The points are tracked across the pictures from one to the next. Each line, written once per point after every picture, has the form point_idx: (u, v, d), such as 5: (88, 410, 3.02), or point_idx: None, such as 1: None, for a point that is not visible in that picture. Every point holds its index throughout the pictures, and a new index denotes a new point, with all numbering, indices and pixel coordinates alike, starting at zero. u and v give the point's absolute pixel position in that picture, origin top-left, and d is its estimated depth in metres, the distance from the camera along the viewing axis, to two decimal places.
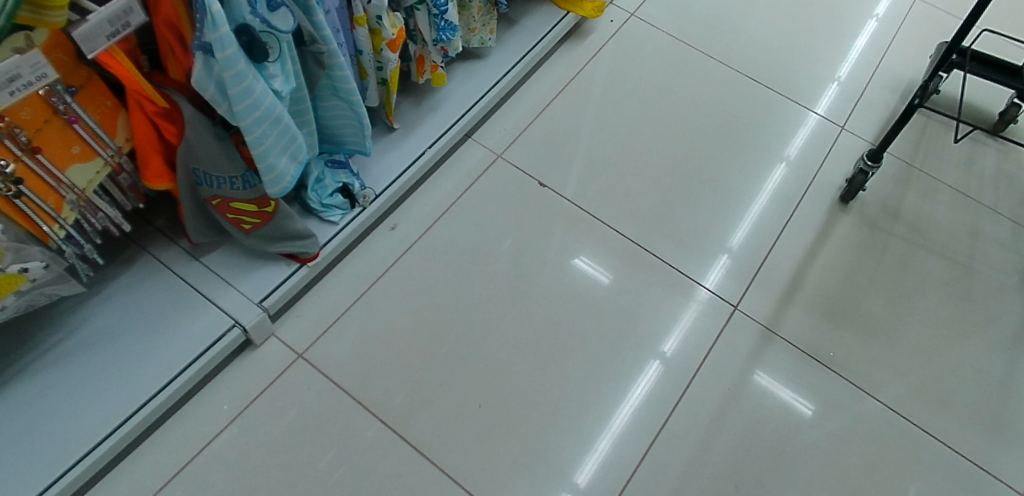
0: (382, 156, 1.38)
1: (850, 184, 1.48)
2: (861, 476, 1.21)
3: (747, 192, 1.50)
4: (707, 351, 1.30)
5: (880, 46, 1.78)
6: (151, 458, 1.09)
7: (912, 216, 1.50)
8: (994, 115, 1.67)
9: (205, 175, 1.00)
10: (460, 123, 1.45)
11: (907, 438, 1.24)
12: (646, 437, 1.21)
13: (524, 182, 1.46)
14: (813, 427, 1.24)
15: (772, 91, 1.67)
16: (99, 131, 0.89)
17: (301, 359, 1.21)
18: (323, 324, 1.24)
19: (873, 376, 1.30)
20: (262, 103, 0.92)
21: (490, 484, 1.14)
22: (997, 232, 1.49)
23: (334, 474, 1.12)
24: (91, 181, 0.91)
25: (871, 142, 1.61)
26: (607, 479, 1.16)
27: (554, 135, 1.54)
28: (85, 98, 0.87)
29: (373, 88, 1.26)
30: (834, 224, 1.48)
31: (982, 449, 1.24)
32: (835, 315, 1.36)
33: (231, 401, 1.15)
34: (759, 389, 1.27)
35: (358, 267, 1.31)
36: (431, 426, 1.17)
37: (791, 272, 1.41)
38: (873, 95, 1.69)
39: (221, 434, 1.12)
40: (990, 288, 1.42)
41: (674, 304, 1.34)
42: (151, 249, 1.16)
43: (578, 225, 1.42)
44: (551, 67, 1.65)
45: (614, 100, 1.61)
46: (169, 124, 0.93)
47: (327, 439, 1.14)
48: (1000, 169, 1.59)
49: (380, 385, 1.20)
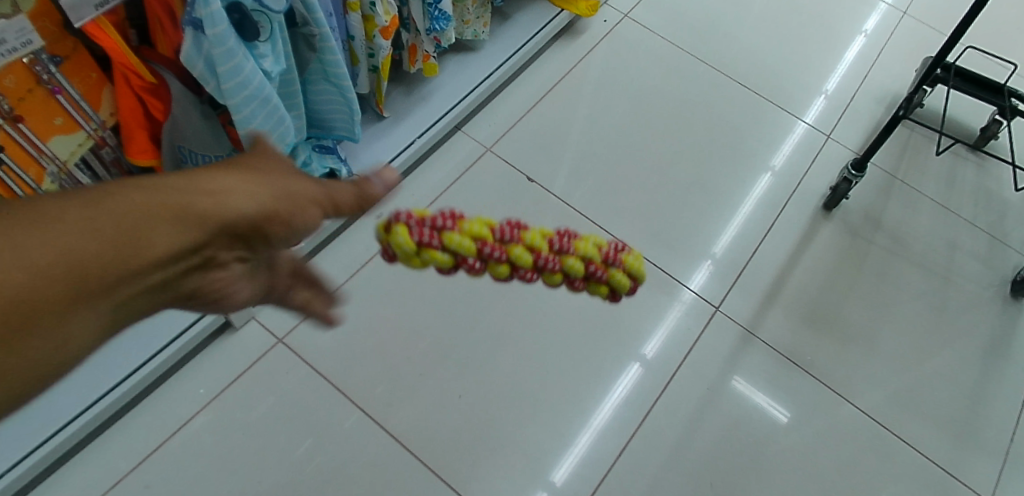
0: (371, 144, 1.38)
1: (834, 192, 1.49)
2: (833, 480, 1.22)
3: (733, 196, 1.51)
4: (688, 351, 1.31)
5: (867, 57, 1.80)
6: (124, 437, 1.08)
7: (893, 226, 1.52)
8: (976, 130, 1.70)
9: (190, 153, 0.99)
10: (451, 115, 1.45)
11: (881, 444, 1.26)
12: (624, 434, 1.21)
13: (512, 176, 1.46)
14: (789, 431, 1.26)
15: (761, 98, 1.68)
16: (82, 103, 0.88)
17: (281, 344, 1.20)
18: (304, 310, 1.24)
19: (851, 382, 1.32)
20: (250, 82, 0.91)
21: (467, 476, 1.14)
22: (975, 245, 1.52)
23: (311, 463, 1.11)
24: (73, 153, 0.91)
25: (855, 152, 1.63)
26: (584, 475, 1.17)
27: (544, 131, 1.54)
28: (69, 70, 0.85)
29: (364, 74, 1.25)
30: (817, 230, 1.49)
31: (952, 456, 1.26)
32: (814, 320, 1.38)
33: (208, 385, 1.14)
34: (737, 393, 1.28)
35: (342, 254, 1.31)
36: (411, 416, 1.17)
37: (774, 276, 1.42)
38: (860, 105, 1.71)
39: (196, 418, 1.11)
40: (965, 299, 1.44)
41: (659, 304, 1.35)
42: None
43: (564, 222, 1.42)
44: (543, 64, 1.65)
45: (606, 100, 1.62)
46: (155, 100, 0.92)
47: (305, 427, 1.13)
48: (980, 184, 1.61)
49: (360, 374, 1.19)
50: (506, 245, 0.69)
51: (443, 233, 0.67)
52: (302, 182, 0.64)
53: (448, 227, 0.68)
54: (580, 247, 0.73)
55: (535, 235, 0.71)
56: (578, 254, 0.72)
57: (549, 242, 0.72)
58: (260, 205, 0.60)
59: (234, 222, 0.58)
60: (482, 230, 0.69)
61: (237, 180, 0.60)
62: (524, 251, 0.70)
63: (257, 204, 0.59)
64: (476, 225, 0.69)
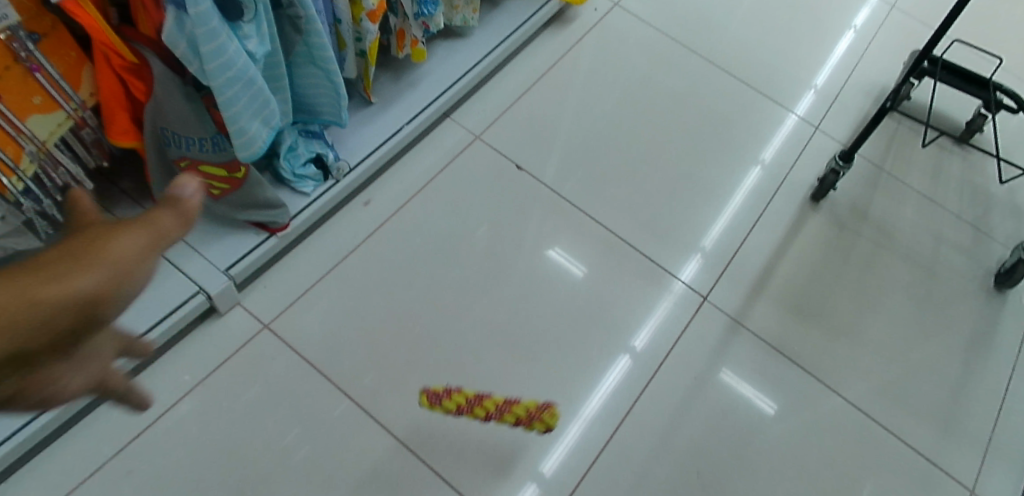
0: (358, 130, 1.37)
1: (821, 183, 1.49)
2: (820, 470, 1.23)
3: (722, 187, 1.52)
4: (675, 340, 1.31)
5: (856, 50, 1.81)
6: (106, 423, 1.07)
7: (880, 217, 1.53)
8: (962, 123, 1.70)
9: (173, 135, 0.98)
10: (439, 102, 1.44)
11: (866, 434, 1.27)
12: (612, 422, 1.21)
13: (501, 165, 1.45)
14: (775, 420, 1.26)
15: (750, 88, 1.69)
16: (62, 82, 0.87)
17: (266, 330, 1.19)
18: (291, 297, 1.23)
19: (836, 372, 1.33)
20: (234, 64, 0.90)
21: (454, 464, 1.14)
22: (961, 238, 1.53)
23: (298, 452, 1.10)
24: (53, 134, 0.89)
25: (843, 143, 1.63)
26: (572, 464, 1.17)
27: (533, 120, 1.53)
28: (48, 48, 0.84)
29: (351, 59, 1.24)
30: (804, 221, 1.50)
31: (936, 447, 1.27)
32: (801, 310, 1.39)
33: (193, 371, 1.13)
34: (724, 384, 1.28)
35: (329, 241, 1.30)
36: (398, 404, 1.17)
37: (761, 267, 1.42)
38: (849, 98, 1.71)
39: (180, 404, 1.10)
40: (950, 291, 1.45)
41: (647, 294, 1.35)
42: (113, 210, 1.14)
43: (554, 212, 1.42)
44: (533, 52, 1.64)
45: (595, 90, 1.61)
46: (136, 80, 0.91)
47: (291, 415, 1.13)
48: (966, 177, 1.62)
49: (347, 362, 1.19)
50: (472, 407, 1.07)
51: (443, 400, 1.06)
52: (139, 238, 0.52)
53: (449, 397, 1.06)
54: (513, 409, 1.08)
55: (491, 405, 1.08)
56: (516, 410, 1.08)
57: (496, 406, 1.08)
58: (90, 290, 0.49)
59: (58, 320, 0.47)
60: (468, 401, 1.07)
61: (52, 265, 0.48)
62: (481, 410, 1.07)
63: (76, 292, 0.48)
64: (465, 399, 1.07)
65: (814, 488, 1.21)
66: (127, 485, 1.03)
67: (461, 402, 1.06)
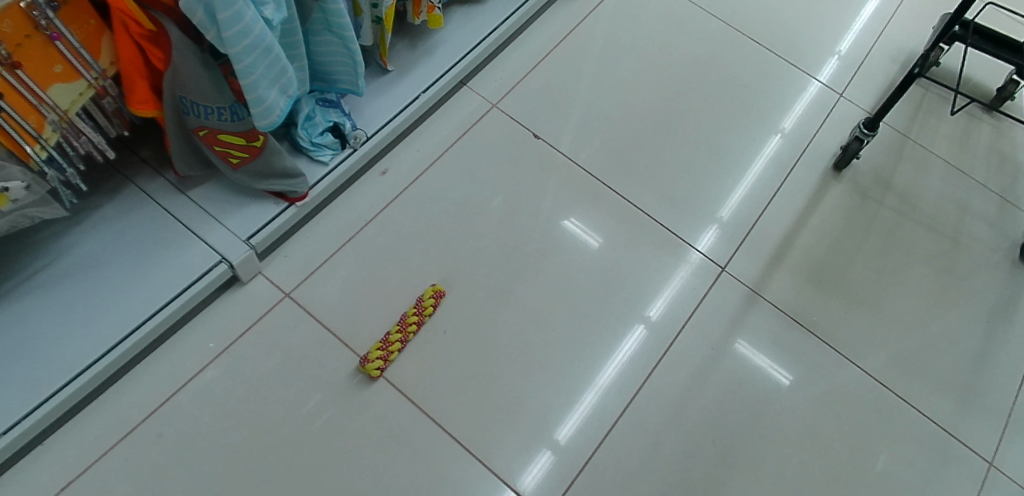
0: (376, 98, 1.37)
1: (845, 152, 1.47)
2: (836, 440, 1.23)
3: (743, 156, 1.50)
4: (693, 310, 1.31)
5: (884, 14, 1.76)
6: (134, 390, 1.10)
7: (904, 187, 1.51)
8: (992, 90, 1.66)
9: (192, 104, 0.99)
10: (456, 70, 1.43)
11: (885, 405, 1.27)
12: (629, 392, 1.22)
13: (517, 133, 1.44)
14: (792, 391, 1.26)
15: (773, 55, 1.65)
16: (82, 50, 0.89)
17: (288, 298, 1.20)
18: (311, 266, 1.24)
19: (855, 343, 1.32)
20: (251, 31, 0.90)
21: (472, 431, 1.15)
22: (986, 208, 1.50)
23: (320, 419, 1.12)
24: (75, 103, 0.91)
25: (868, 111, 1.60)
26: (588, 432, 1.18)
27: (550, 89, 1.52)
28: (67, 15, 0.86)
29: (367, 26, 1.24)
30: (826, 190, 1.48)
31: (954, 418, 1.27)
32: (821, 281, 1.38)
33: (217, 339, 1.15)
34: (742, 356, 1.28)
35: (348, 210, 1.30)
36: (415, 372, 1.18)
37: (781, 237, 1.41)
38: (875, 64, 1.67)
39: (205, 372, 1.12)
40: (974, 262, 1.43)
41: (665, 264, 1.35)
42: (136, 180, 1.17)
43: (570, 181, 1.41)
44: (550, 19, 1.62)
45: (614, 57, 1.59)
46: (154, 48, 0.92)
47: (312, 382, 1.14)
48: (993, 145, 1.59)
49: (366, 330, 1.20)
50: (389, 340, 1.17)
51: (412, 317, 1.20)
52: None
53: (412, 326, 1.19)
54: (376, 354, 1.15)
55: (375, 357, 1.15)
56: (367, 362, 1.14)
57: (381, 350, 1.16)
58: None
59: None
60: (394, 341, 1.17)
61: None
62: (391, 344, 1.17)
63: None
64: (399, 341, 1.18)
65: (830, 458, 1.21)
66: (154, 450, 1.06)
67: (400, 333, 1.18)
